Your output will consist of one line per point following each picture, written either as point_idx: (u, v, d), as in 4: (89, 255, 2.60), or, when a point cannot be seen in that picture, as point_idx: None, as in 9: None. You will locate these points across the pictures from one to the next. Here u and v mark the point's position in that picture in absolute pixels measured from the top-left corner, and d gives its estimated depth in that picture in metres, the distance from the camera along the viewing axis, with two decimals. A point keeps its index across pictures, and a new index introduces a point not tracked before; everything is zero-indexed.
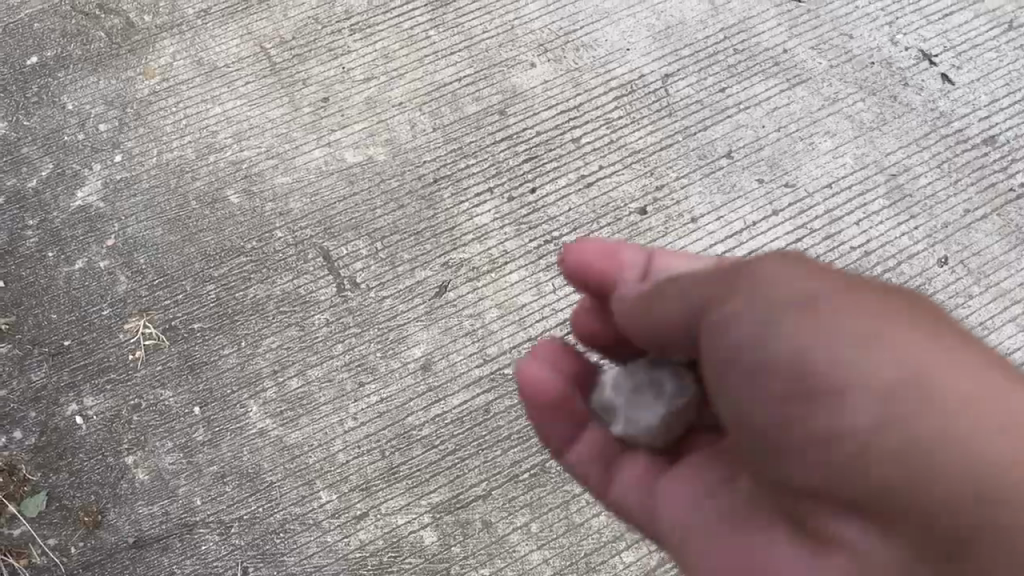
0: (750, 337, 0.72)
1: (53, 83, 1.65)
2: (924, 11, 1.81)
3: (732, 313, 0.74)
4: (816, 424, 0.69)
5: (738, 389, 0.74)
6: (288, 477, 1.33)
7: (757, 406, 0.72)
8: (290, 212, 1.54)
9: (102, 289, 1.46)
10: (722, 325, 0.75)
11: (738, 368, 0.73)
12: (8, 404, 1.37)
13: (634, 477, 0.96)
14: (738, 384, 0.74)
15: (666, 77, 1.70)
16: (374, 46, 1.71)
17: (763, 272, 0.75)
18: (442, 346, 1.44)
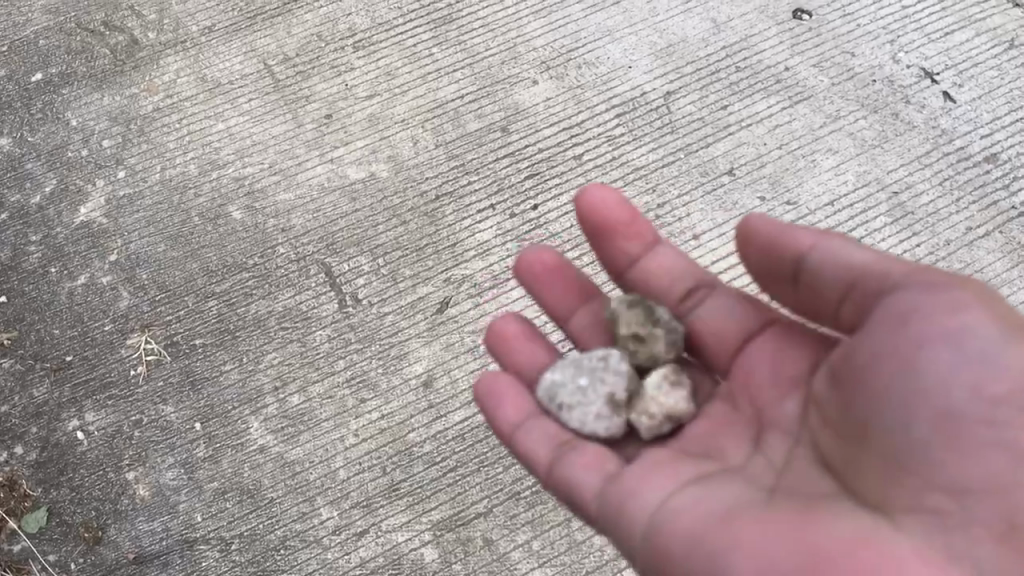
0: (990, 337, 0.78)
1: (57, 99, 1.66)
2: (925, 29, 1.81)
3: (971, 302, 0.80)
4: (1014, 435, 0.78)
5: (942, 367, 0.78)
6: (288, 494, 1.33)
7: (966, 387, 0.77)
8: (292, 228, 1.54)
9: (104, 304, 1.46)
10: (956, 304, 0.80)
11: (956, 350, 0.78)
12: (10, 420, 1.37)
13: (585, 464, 0.97)
14: (939, 366, 0.78)
15: (668, 94, 1.71)
16: (377, 64, 1.72)
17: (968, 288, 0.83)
18: (443, 362, 1.44)
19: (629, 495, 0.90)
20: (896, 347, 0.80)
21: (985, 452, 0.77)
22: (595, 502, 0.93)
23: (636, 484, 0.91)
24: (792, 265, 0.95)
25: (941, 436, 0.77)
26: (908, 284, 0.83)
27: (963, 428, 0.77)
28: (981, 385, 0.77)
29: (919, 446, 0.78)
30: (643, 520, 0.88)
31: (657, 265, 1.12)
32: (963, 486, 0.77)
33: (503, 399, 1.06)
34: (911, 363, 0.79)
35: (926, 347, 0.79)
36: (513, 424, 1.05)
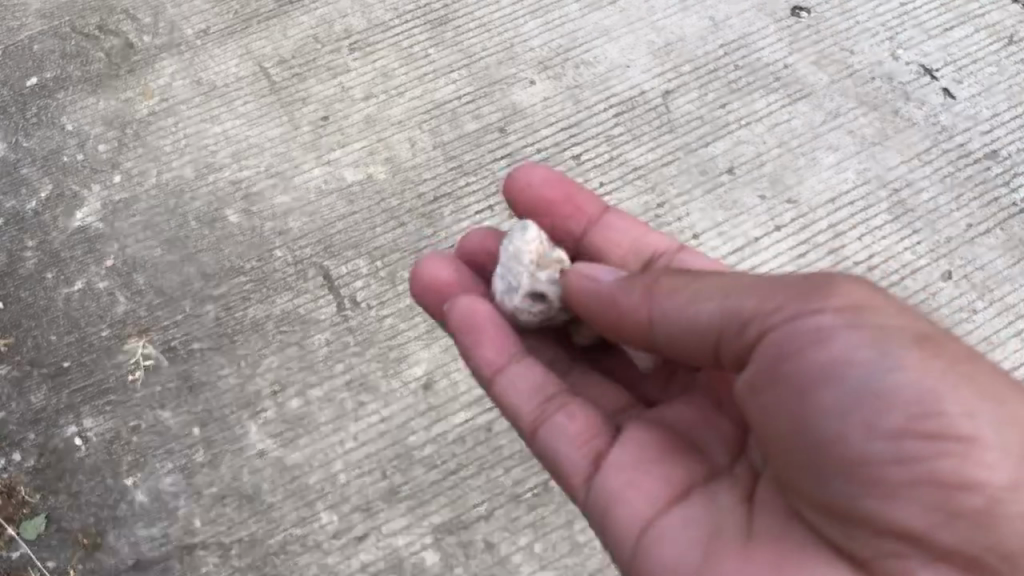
0: (873, 370, 0.77)
1: (52, 104, 1.65)
2: (924, 26, 1.80)
3: (844, 335, 0.79)
4: (943, 463, 0.75)
5: (831, 409, 0.78)
6: (288, 499, 1.32)
7: (860, 433, 0.76)
8: (290, 231, 1.53)
9: (101, 310, 1.46)
10: (821, 342, 0.79)
11: (841, 394, 0.77)
12: (8, 426, 1.37)
13: (575, 438, 1.01)
14: (830, 416, 0.78)
15: (667, 93, 1.70)
16: (373, 65, 1.71)
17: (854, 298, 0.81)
18: (443, 364, 1.42)
19: (618, 495, 0.94)
20: (784, 402, 0.81)
21: (914, 488, 0.75)
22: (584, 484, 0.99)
23: (626, 484, 0.94)
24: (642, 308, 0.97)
25: (857, 483, 0.77)
26: (773, 328, 0.83)
27: (878, 471, 0.76)
28: (874, 423, 0.76)
29: (844, 497, 0.78)
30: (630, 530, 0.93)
31: (601, 236, 1.22)
32: (903, 528, 0.76)
33: (480, 333, 1.07)
34: (797, 418, 0.80)
35: (809, 396, 0.79)
36: (497, 362, 1.07)
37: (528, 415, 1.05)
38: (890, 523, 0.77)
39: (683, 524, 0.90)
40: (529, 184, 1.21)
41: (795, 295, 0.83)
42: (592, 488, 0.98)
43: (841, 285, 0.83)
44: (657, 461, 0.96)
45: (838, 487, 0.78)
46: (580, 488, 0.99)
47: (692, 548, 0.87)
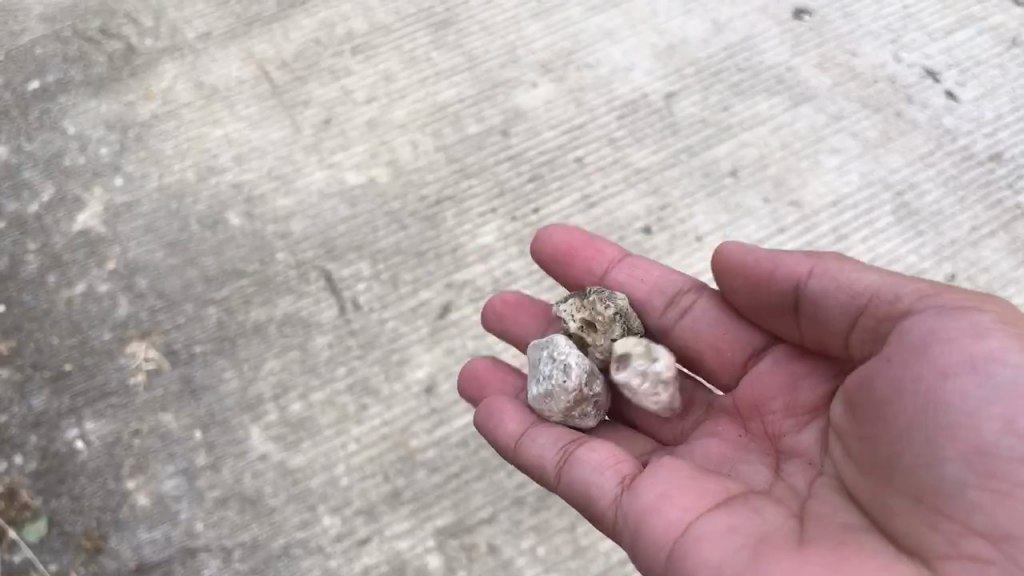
0: (1017, 371, 0.81)
1: (54, 108, 1.64)
2: (928, 29, 1.80)
3: (994, 333, 0.84)
4: None
5: (968, 396, 0.82)
6: (290, 502, 1.32)
7: (996, 423, 0.80)
8: (292, 234, 1.53)
9: (102, 313, 1.45)
10: (977, 333, 0.84)
11: (985, 383, 0.81)
12: (10, 429, 1.36)
13: (601, 463, 1.01)
14: (966, 403, 0.81)
15: (669, 96, 1.69)
16: (375, 68, 1.71)
17: (1010, 317, 0.87)
18: (445, 367, 1.42)
19: (647, 512, 0.92)
20: (918, 382, 0.85)
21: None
22: (614, 505, 0.97)
23: (659, 498, 0.93)
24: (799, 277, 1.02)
25: (976, 475, 0.80)
26: (929, 312, 0.89)
27: (999, 467, 0.79)
28: (1011, 420, 0.79)
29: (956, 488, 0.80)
30: (664, 541, 0.90)
31: (624, 275, 1.25)
32: (1001, 530, 0.78)
33: (503, 412, 1.14)
34: (924, 401, 0.84)
35: (948, 381, 0.83)
36: (516, 433, 1.12)
37: (551, 465, 1.06)
38: (991, 520, 0.78)
39: (724, 528, 0.88)
40: (547, 237, 1.30)
41: (958, 300, 0.89)
42: (625, 496, 0.96)
43: (996, 302, 0.89)
44: (692, 479, 0.96)
45: (949, 474, 0.81)
46: (610, 509, 0.98)
47: (741, 548, 0.85)
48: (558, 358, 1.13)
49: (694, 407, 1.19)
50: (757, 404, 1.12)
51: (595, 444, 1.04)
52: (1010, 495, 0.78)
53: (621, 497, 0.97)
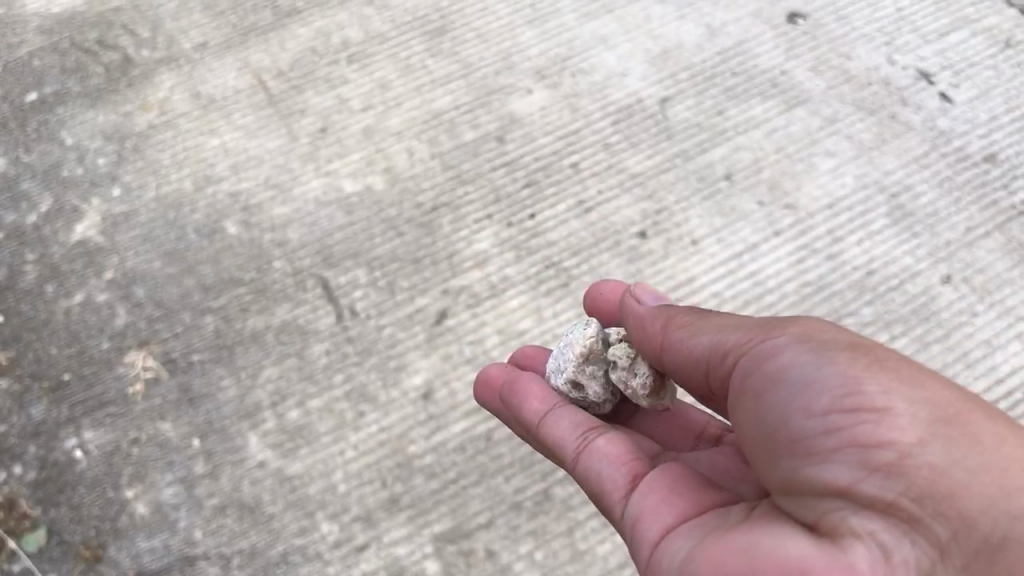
0: (806, 363, 0.82)
1: (52, 119, 1.65)
2: (921, 31, 1.80)
3: (786, 344, 0.85)
4: (863, 427, 0.77)
5: (775, 405, 0.83)
6: (288, 509, 1.32)
7: (797, 414, 0.80)
8: (289, 242, 1.54)
9: (101, 322, 1.46)
10: (771, 350, 0.86)
11: (783, 389, 0.82)
12: (8, 440, 1.36)
13: (613, 456, 0.96)
14: (775, 410, 0.83)
15: (664, 101, 1.70)
16: (371, 76, 1.71)
17: (805, 324, 0.88)
18: (442, 373, 1.43)
19: (650, 508, 0.89)
20: (747, 410, 0.87)
21: (839, 452, 0.77)
22: (623, 501, 0.93)
23: (663, 500, 0.89)
24: (657, 347, 1.00)
25: (801, 459, 0.80)
26: (736, 354, 0.90)
27: (814, 443, 0.79)
28: (808, 405, 0.80)
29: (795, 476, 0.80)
30: (650, 541, 0.87)
31: None
32: (836, 490, 0.77)
33: (529, 394, 1.09)
34: (754, 423, 0.85)
35: (761, 400, 0.85)
36: (541, 412, 1.07)
37: (572, 445, 1.01)
38: (824, 488, 0.77)
39: (703, 522, 0.84)
40: (598, 295, 1.26)
41: (756, 324, 0.91)
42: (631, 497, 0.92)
43: (801, 317, 0.89)
44: (700, 485, 0.91)
45: (787, 470, 0.81)
46: (618, 505, 0.94)
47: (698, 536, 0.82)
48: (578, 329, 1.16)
49: (705, 437, 1.18)
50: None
51: (613, 436, 0.99)
52: (833, 461, 0.77)
53: (629, 495, 0.93)
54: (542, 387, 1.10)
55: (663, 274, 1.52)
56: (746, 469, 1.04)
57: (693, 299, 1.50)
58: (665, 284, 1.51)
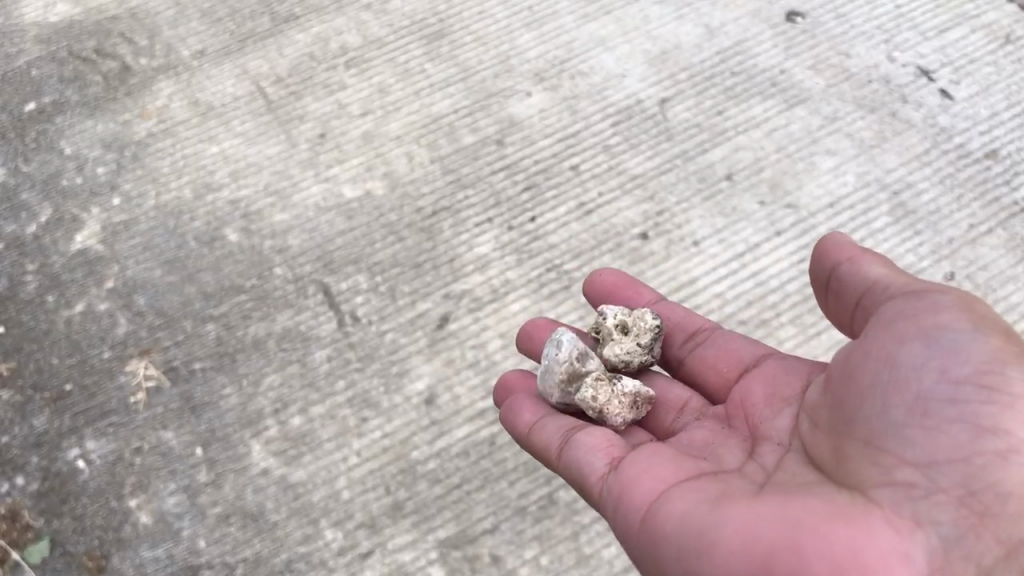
0: (962, 334, 0.88)
1: (51, 128, 1.65)
2: (920, 28, 1.80)
3: (949, 308, 0.91)
4: (988, 408, 0.84)
5: (915, 356, 0.88)
6: (292, 517, 1.32)
7: (934, 375, 0.87)
8: (289, 249, 1.53)
9: (102, 331, 1.45)
10: (934, 308, 0.91)
11: (930, 347, 0.88)
12: (11, 451, 1.36)
13: (593, 446, 1.05)
14: (911, 361, 0.88)
15: (663, 102, 1.70)
16: (369, 81, 1.71)
17: (967, 298, 0.93)
18: (445, 378, 1.42)
19: (633, 481, 0.97)
20: (877, 349, 0.91)
21: (955, 427, 0.85)
22: (602, 480, 1.01)
23: (644, 473, 0.97)
24: (825, 274, 1.05)
25: (913, 416, 0.86)
26: (895, 299, 0.95)
27: (932, 406, 0.86)
28: (948, 371, 0.87)
29: (896, 430, 0.87)
30: (640, 506, 0.95)
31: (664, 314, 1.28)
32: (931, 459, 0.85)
33: (519, 408, 1.18)
34: (880, 361, 0.91)
35: (902, 346, 0.90)
36: (529, 421, 1.15)
37: (555, 446, 1.10)
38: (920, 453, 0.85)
39: (695, 493, 0.93)
40: (597, 278, 1.33)
41: (918, 286, 0.96)
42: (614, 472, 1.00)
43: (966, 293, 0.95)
44: (674, 461, 1.00)
45: (892, 421, 0.87)
46: (599, 483, 1.02)
47: (705, 504, 0.90)
48: (555, 339, 1.19)
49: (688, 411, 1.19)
50: (746, 400, 1.11)
51: (593, 429, 1.08)
52: (944, 431, 0.85)
53: (611, 471, 1.01)
54: (527, 400, 1.18)
55: (665, 276, 1.52)
56: (728, 436, 1.08)
57: (697, 300, 1.49)
58: (667, 285, 1.51)
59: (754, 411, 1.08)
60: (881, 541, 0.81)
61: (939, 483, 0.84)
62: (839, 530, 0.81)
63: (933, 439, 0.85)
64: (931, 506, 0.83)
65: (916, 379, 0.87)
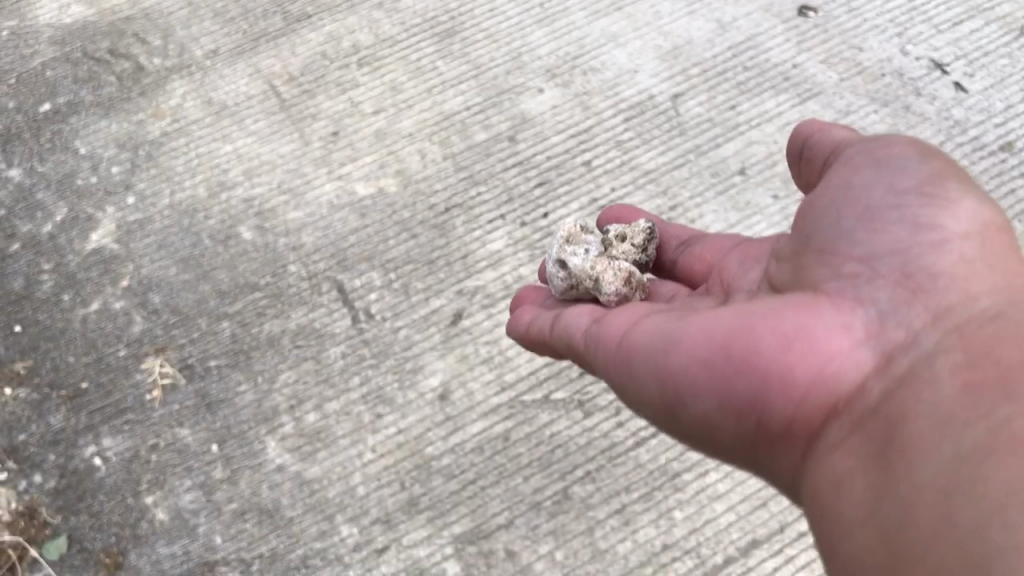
0: (910, 158, 0.90)
1: (66, 129, 1.66)
2: (933, 21, 1.79)
3: (900, 141, 0.93)
4: (927, 211, 0.85)
5: (865, 179, 0.90)
6: (307, 512, 1.32)
7: (881, 190, 0.88)
8: (303, 247, 1.54)
9: (118, 329, 1.46)
10: (887, 142, 0.93)
11: (880, 169, 0.90)
12: (28, 448, 1.37)
13: (580, 312, 1.08)
14: (861, 181, 0.90)
15: (676, 97, 1.69)
16: (382, 79, 1.72)
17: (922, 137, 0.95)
18: (459, 374, 1.43)
19: (614, 325, 1.01)
20: (832, 182, 0.94)
21: (896, 228, 0.86)
22: (584, 333, 1.04)
23: (624, 319, 1.01)
24: (796, 153, 1.07)
25: (859, 224, 0.88)
26: (854, 141, 0.97)
27: (879, 214, 0.87)
28: (894, 185, 0.88)
29: (846, 237, 0.88)
30: (618, 334, 0.99)
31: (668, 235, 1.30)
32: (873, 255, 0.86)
33: (522, 312, 1.21)
34: (834, 189, 0.93)
35: (855, 172, 0.92)
36: (526, 322, 1.19)
37: (546, 326, 1.13)
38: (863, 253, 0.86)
39: (665, 320, 0.96)
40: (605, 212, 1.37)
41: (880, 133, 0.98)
42: (596, 324, 1.04)
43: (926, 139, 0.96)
44: (652, 308, 1.03)
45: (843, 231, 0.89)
46: (581, 336, 1.05)
47: (673, 323, 0.94)
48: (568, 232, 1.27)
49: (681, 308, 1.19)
50: (723, 270, 1.13)
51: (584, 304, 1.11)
52: (887, 231, 0.86)
53: (593, 324, 1.04)
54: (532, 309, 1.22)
55: None
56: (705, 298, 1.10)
57: None
58: None
59: (727, 273, 1.11)
60: (822, 323, 0.83)
61: (880, 274, 0.85)
62: (785, 322, 0.84)
63: (875, 229, 0.87)
64: (872, 292, 0.84)
65: (864, 194, 0.89)
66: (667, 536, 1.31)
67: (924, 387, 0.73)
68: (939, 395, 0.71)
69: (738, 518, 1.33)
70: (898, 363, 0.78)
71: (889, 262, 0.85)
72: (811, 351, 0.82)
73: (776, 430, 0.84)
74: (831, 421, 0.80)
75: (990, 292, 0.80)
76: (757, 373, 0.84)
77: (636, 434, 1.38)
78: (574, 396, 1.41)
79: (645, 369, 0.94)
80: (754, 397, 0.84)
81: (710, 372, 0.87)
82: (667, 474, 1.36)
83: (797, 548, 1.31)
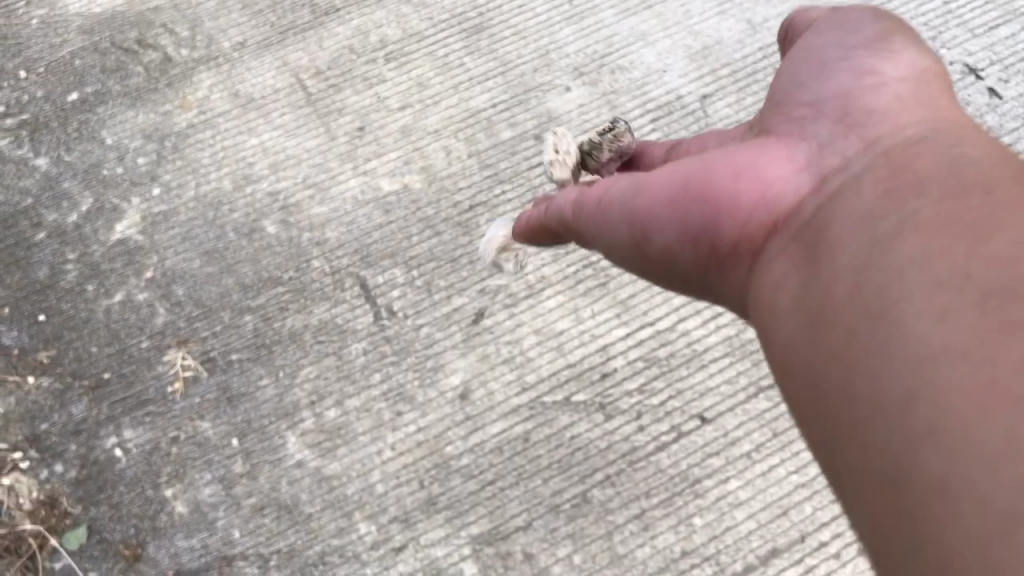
0: (864, 12, 0.77)
1: (93, 118, 1.66)
2: (969, 24, 1.76)
3: (856, 4, 0.80)
4: (873, 56, 0.72)
5: (817, 31, 0.78)
6: (326, 509, 1.32)
7: (833, 41, 0.75)
8: (327, 242, 1.53)
9: (141, 321, 1.46)
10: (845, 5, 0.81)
11: (833, 22, 0.77)
12: (50, 438, 1.37)
13: (563, 193, 0.97)
14: (812, 37, 0.78)
15: (704, 98, 1.68)
16: (408, 74, 1.71)
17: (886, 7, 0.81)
18: (480, 374, 1.42)
19: (585, 192, 0.89)
20: (790, 47, 0.81)
21: (841, 69, 0.73)
22: (565, 206, 0.93)
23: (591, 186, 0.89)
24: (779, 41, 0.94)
25: (806, 72, 0.75)
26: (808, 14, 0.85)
27: (828, 59, 0.74)
28: (846, 34, 0.75)
29: (794, 84, 0.75)
30: (590, 195, 0.87)
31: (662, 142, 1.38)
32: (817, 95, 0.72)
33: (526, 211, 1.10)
34: (789, 53, 0.80)
35: (809, 31, 0.79)
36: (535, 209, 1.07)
37: (541, 213, 1.02)
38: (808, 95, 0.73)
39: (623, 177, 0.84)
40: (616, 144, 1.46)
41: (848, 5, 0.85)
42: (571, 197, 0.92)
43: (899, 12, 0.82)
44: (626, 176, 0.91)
45: (793, 79, 0.76)
46: (561, 210, 0.93)
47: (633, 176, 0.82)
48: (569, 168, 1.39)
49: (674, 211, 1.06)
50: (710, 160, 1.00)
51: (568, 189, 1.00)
52: (832, 72, 0.73)
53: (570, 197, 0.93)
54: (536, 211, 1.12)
55: None
56: None
57: None
58: None
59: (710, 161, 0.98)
60: (766, 155, 0.70)
61: (823, 108, 0.71)
62: (724, 160, 0.71)
63: (822, 69, 0.74)
64: (813, 127, 0.70)
65: (816, 49, 0.76)
66: (685, 543, 1.30)
67: (852, 196, 0.61)
68: (871, 195, 0.59)
69: (759, 527, 1.32)
70: (834, 182, 0.64)
71: (833, 86, 0.72)
72: (753, 177, 0.69)
73: (725, 254, 0.71)
74: (771, 239, 0.66)
75: (943, 118, 0.66)
76: (700, 201, 0.71)
77: (656, 438, 1.37)
78: (595, 398, 1.40)
79: (612, 218, 0.82)
80: (704, 224, 0.72)
81: (662, 212, 0.75)
82: (688, 480, 1.35)
83: (817, 558, 1.30)
